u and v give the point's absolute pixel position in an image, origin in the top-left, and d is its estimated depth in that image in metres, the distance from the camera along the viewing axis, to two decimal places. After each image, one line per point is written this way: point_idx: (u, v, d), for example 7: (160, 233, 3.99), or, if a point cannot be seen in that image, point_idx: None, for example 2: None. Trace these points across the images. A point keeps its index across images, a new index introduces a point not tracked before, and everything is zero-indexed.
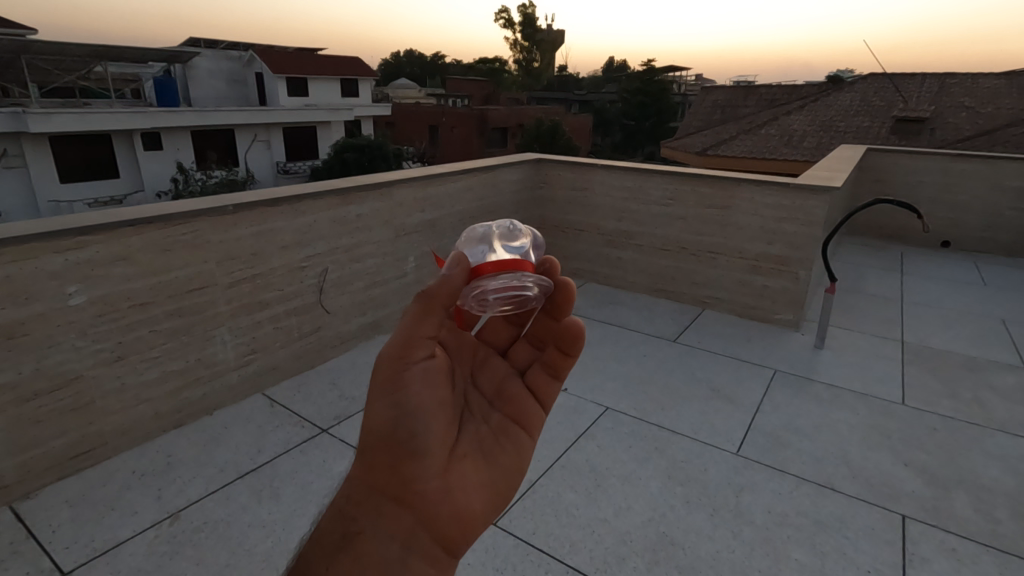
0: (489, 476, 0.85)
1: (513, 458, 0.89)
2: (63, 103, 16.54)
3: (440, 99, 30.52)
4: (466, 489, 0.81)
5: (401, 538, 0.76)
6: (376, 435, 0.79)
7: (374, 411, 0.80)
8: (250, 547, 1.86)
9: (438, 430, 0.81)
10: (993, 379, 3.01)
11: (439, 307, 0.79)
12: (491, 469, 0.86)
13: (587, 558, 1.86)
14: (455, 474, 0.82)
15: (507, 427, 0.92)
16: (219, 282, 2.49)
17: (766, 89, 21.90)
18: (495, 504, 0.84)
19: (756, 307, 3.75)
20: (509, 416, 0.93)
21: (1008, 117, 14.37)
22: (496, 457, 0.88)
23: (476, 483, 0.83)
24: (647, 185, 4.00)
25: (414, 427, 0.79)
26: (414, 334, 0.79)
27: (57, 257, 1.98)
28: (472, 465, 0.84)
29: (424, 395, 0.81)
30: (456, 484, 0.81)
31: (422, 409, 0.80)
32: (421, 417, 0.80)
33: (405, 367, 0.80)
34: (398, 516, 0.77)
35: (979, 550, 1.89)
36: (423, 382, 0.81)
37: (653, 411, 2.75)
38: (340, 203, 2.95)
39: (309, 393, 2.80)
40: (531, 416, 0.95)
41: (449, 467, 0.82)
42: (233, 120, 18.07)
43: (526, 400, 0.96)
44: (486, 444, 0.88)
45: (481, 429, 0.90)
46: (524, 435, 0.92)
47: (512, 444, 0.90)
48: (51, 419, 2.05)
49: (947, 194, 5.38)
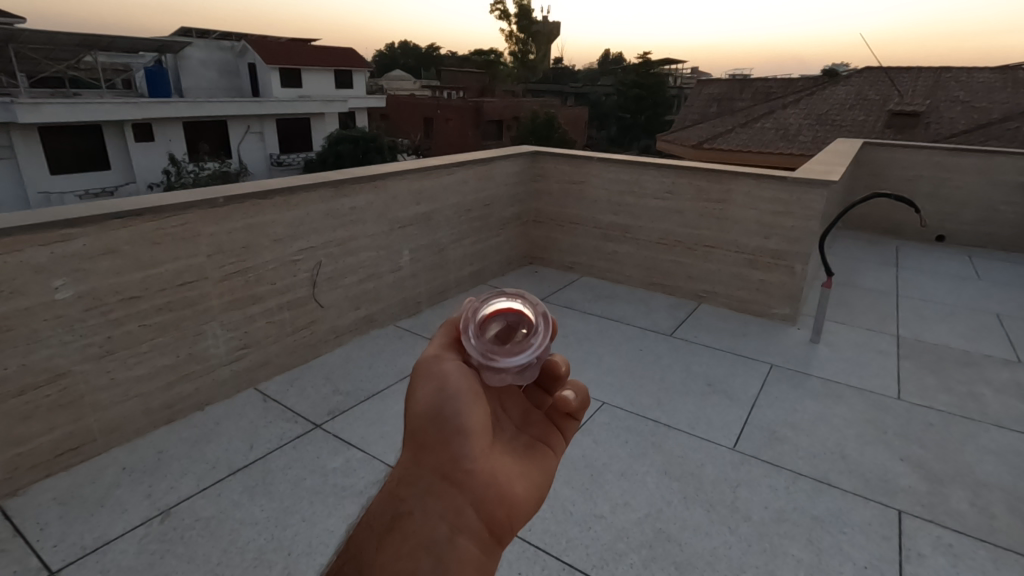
0: (528, 473, 0.82)
1: (546, 464, 0.87)
2: (53, 92, 16.30)
3: (435, 92, 30.31)
4: (510, 477, 0.78)
5: (453, 522, 0.69)
6: (418, 416, 0.77)
7: (415, 398, 0.79)
8: (243, 545, 1.83)
9: (480, 414, 0.79)
10: (988, 373, 3.01)
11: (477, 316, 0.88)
12: (527, 465, 0.83)
13: (583, 555, 1.84)
14: (498, 462, 0.79)
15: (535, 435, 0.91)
16: (209, 276, 2.45)
17: (761, 83, 21.89)
18: (536, 501, 0.80)
19: (753, 301, 3.74)
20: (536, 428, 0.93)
21: (1002, 111, 14.38)
22: (530, 458, 0.85)
23: (518, 473, 0.80)
24: (644, 178, 3.97)
25: (457, 410, 0.77)
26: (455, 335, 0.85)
27: (43, 250, 1.94)
28: (511, 460, 0.82)
29: (463, 381, 0.80)
30: (500, 471, 0.77)
31: (464, 392, 0.79)
32: (461, 400, 0.78)
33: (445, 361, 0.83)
34: (446, 493, 0.71)
35: (975, 545, 1.89)
36: (460, 372, 0.82)
37: (648, 406, 2.74)
38: (334, 195, 2.91)
39: (302, 388, 2.77)
40: (558, 435, 0.94)
41: (491, 453, 0.78)
42: (225, 111, 17.88)
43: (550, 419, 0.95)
44: (519, 447, 0.86)
45: (513, 436, 0.88)
46: (552, 448, 0.91)
47: (541, 449, 0.89)
48: (38, 415, 2.02)
49: (942, 189, 5.38)
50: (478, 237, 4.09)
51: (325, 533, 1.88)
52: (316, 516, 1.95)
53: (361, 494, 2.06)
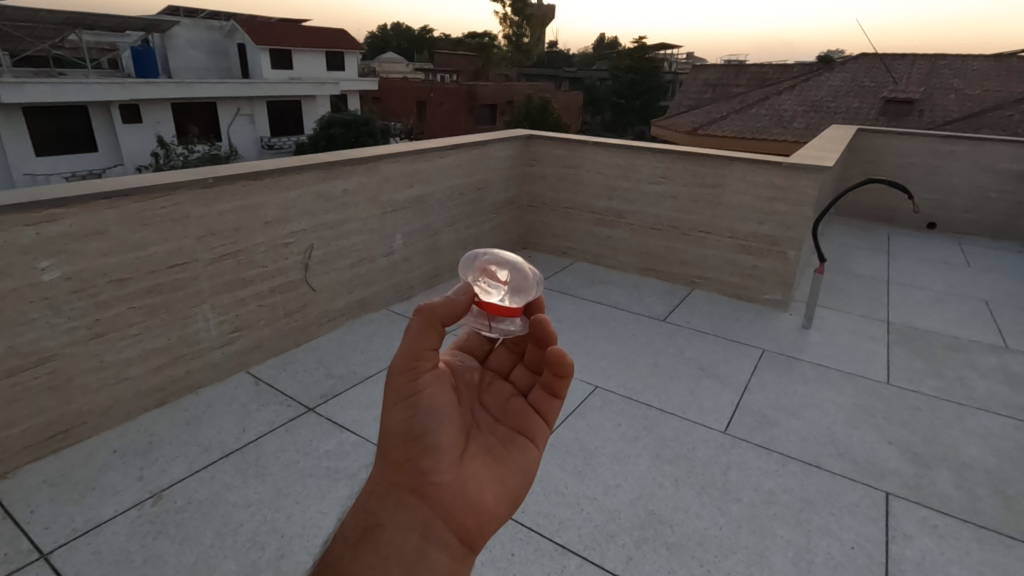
0: (501, 477, 0.86)
1: (521, 462, 0.91)
2: (36, 71, 15.87)
3: (428, 75, 29.98)
4: (480, 484, 0.83)
5: (421, 532, 0.75)
6: (390, 435, 0.80)
7: (387, 416, 0.81)
8: (235, 527, 1.83)
9: (450, 429, 0.82)
10: (975, 359, 3.05)
11: (439, 324, 0.81)
12: (501, 469, 0.87)
13: (575, 536, 1.86)
14: (469, 470, 0.83)
15: (512, 433, 0.94)
16: (200, 259, 2.42)
17: (757, 69, 21.82)
18: (507, 506, 0.86)
19: (745, 287, 3.75)
20: (513, 425, 0.95)
21: (995, 99, 14.40)
22: (505, 460, 0.89)
23: (489, 479, 0.84)
24: (639, 162, 3.95)
25: (427, 427, 0.81)
26: (420, 346, 0.80)
27: (28, 230, 1.90)
28: (484, 465, 0.85)
29: (430, 395, 0.82)
30: (469, 479, 0.82)
31: (434, 410, 0.82)
32: (431, 415, 0.81)
33: (414, 376, 0.81)
34: (415, 507, 0.76)
35: (960, 526, 1.92)
36: (432, 385, 0.83)
37: (640, 389, 2.75)
38: (325, 177, 2.87)
39: (296, 371, 2.76)
40: (536, 428, 0.96)
41: (462, 464, 0.82)
42: (215, 92, 17.57)
43: (530, 415, 0.97)
44: (494, 448, 0.90)
45: (488, 435, 0.91)
46: (529, 442, 0.94)
47: (518, 448, 0.92)
48: (27, 398, 2.00)
49: (935, 176, 5.40)
50: (471, 221, 4.06)
51: (319, 515, 1.89)
52: (309, 498, 1.96)
53: (355, 477, 2.06)
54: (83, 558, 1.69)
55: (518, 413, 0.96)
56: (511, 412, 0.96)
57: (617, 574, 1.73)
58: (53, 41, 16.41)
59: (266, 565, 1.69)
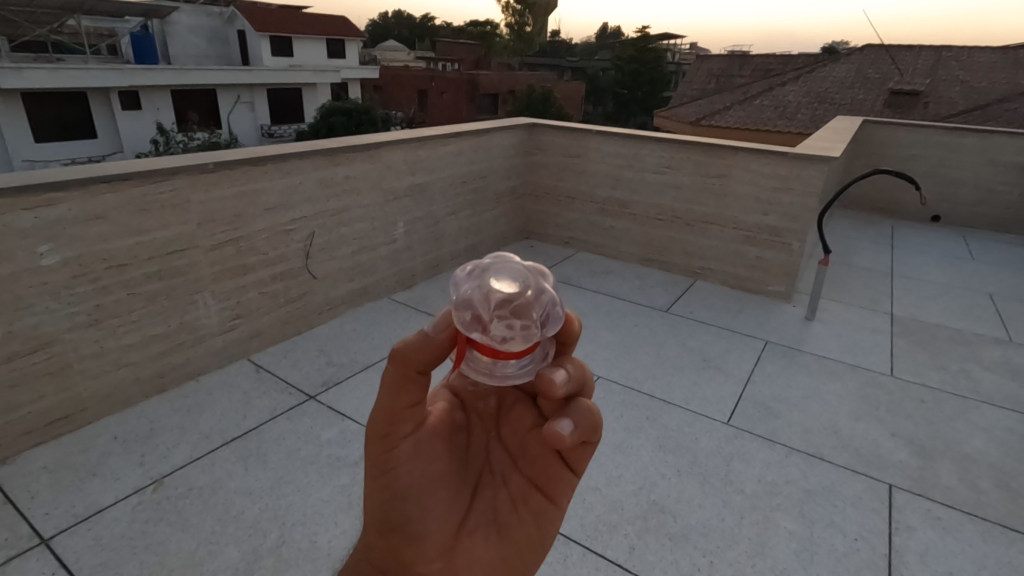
0: (500, 552, 0.80)
1: (530, 528, 0.82)
2: (35, 57, 15.72)
3: (430, 63, 29.76)
4: (473, 566, 0.78)
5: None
6: (375, 513, 0.78)
7: (371, 494, 0.78)
8: (237, 514, 1.83)
9: (437, 511, 0.76)
10: (980, 352, 3.04)
11: (413, 375, 0.74)
12: (502, 541, 0.80)
13: (578, 525, 1.86)
14: (461, 549, 0.78)
15: (527, 492, 0.82)
16: (200, 245, 2.39)
17: (761, 59, 21.65)
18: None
19: (749, 278, 3.72)
20: (532, 480, 0.82)
21: (1002, 91, 14.28)
22: (511, 530, 0.81)
23: (484, 560, 0.78)
24: (643, 152, 3.91)
25: (410, 513, 0.75)
26: (391, 408, 0.75)
27: (27, 214, 1.89)
28: (482, 540, 0.79)
29: (412, 475, 0.75)
30: (459, 562, 0.77)
31: (416, 493, 0.75)
32: (413, 501, 0.75)
33: (391, 448, 0.76)
34: None
35: (963, 519, 1.91)
36: (413, 464, 0.76)
37: (643, 380, 2.73)
38: (326, 163, 2.84)
39: (296, 360, 2.74)
40: (559, 484, 0.82)
41: (455, 545, 0.77)
42: (215, 79, 17.45)
43: (551, 464, 0.80)
44: (501, 515, 0.81)
45: (496, 494, 0.81)
46: (546, 502, 0.82)
47: (530, 513, 0.82)
48: (26, 383, 1.99)
49: (940, 168, 5.36)
50: (474, 210, 4.03)
51: (321, 503, 1.88)
52: (311, 486, 1.95)
53: (357, 465, 2.05)
54: (84, 544, 1.68)
55: (538, 467, 0.81)
56: (529, 463, 0.81)
57: (619, 563, 1.73)
58: (51, 25, 16.26)
59: (268, 552, 1.69)
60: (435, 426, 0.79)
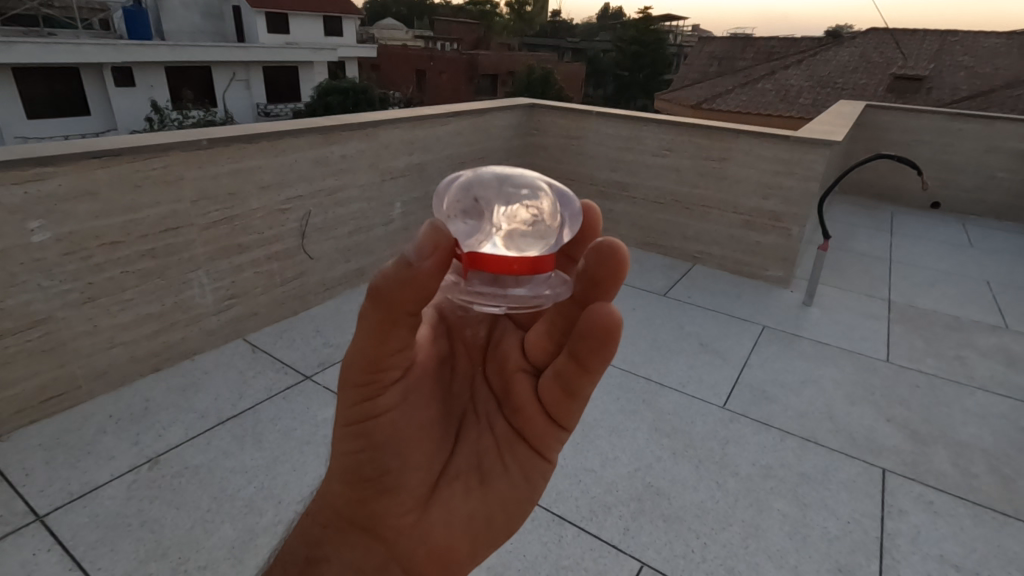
0: (479, 504, 0.84)
1: (514, 480, 0.85)
2: (25, 31, 15.36)
3: (428, 43, 29.39)
4: (452, 517, 0.82)
5: (376, 567, 0.81)
6: (346, 471, 0.79)
7: (340, 449, 0.79)
8: (233, 493, 1.83)
9: (413, 466, 0.79)
10: (975, 338, 3.04)
11: (399, 318, 0.69)
12: (482, 494, 0.84)
13: (573, 506, 1.86)
14: (439, 503, 0.82)
15: (515, 444, 0.86)
16: (194, 223, 2.36)
17: (764, 41, 21.40)
18: (483, 531, 0.85)
19: (747, 263, 3.71)
20: (521, 428, 0.85)
21: (1006, 78, 14.18)
22: (493, 481, 0.85)
23: (461, 511, 0.83)
24: (643, 134, 3.87)
25: (388, 465, 0.78)
26: (366, 355, 0.72)
27: (17, 189, 1.86)
28: (462, 493, 0.83)
29: (385, 432, 0.77)
30: (436, 513, 0.82)
31: (390, 448, 0.78)
32: (388, 456, 0.78)
33: (367, 401, 0.76)
34: (368, 547, 0.81)
35: (954, 503, 1.93)
36: (388, 419, 0.77)
37: (640, 363, 2.73)
38: (322, 142, 2.79)
39: (292, 340, 2.73)
40: (549, 438, 0.85)
41: (432, 499, 0.81)
42: (209, 56, 17.14)
43: (541, 417, 0.83)
44: (485, 467, 0.85)
45: (486, 438, 0.86)
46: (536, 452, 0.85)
47: (517, 463, 0.86)
48: (19, 360, 1.98)
49: (941, 154, 5.33)
50: None
51: (316, 482, 1.88)
52: (307, 465, 1.95)
53: None
54: (80, 521, 1.69)
55: (528, 417, 0.84)
56: (521, 409, 0.84)
57: (614, 544, 1.74)
58: None
59: (263, 530, 1.69)
60: (416, 376, 0.80)
